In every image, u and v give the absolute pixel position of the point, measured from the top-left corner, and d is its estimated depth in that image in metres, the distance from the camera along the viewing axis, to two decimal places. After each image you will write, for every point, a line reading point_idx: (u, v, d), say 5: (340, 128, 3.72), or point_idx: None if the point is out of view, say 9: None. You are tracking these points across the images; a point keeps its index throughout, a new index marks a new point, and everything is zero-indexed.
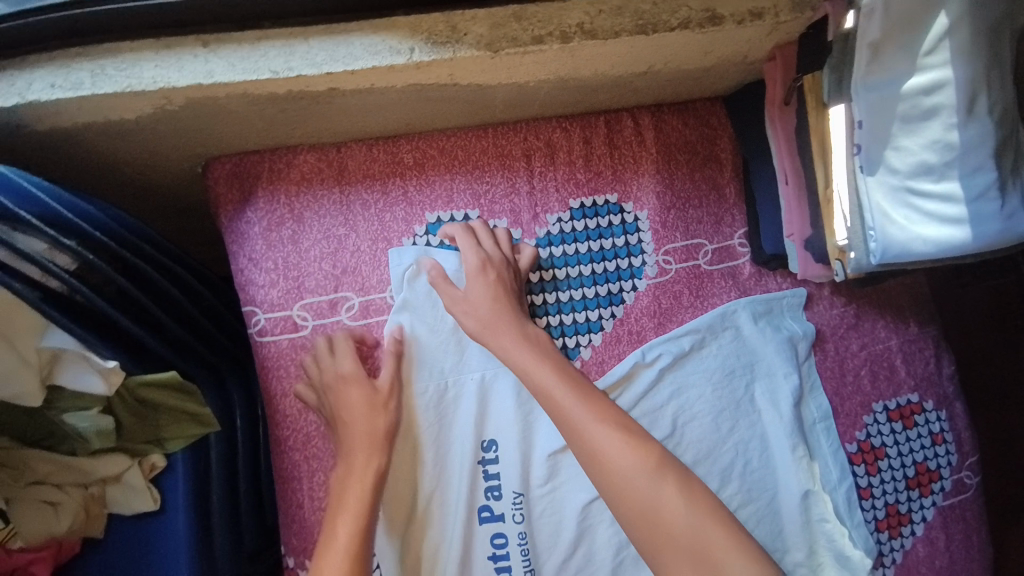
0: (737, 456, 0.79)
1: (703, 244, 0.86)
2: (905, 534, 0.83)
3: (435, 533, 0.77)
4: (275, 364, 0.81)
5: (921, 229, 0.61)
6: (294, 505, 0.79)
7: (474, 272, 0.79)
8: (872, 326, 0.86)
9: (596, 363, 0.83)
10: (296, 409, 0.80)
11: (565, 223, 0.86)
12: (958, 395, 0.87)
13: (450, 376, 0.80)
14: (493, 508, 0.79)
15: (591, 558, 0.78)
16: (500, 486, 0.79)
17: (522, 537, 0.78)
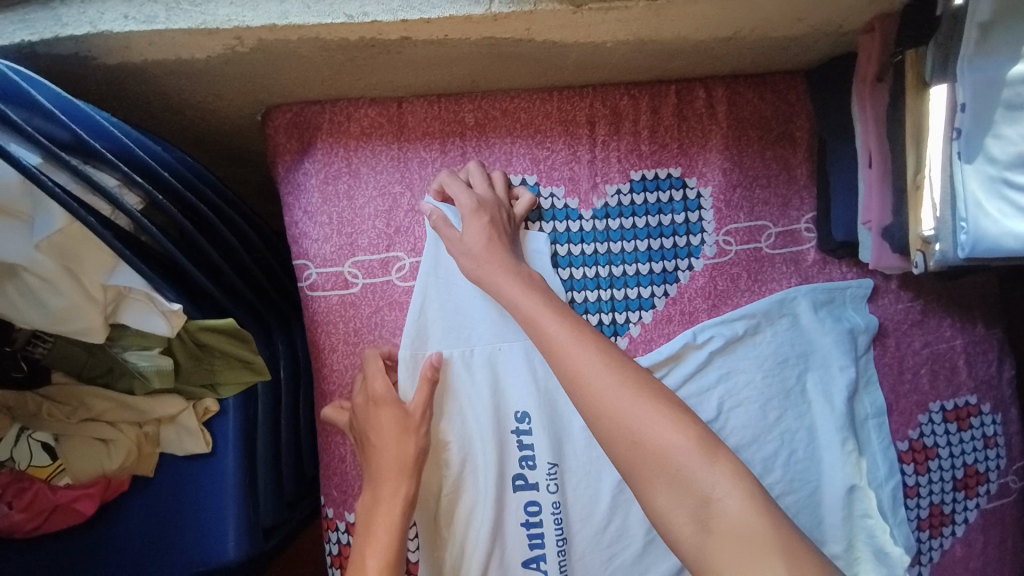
0: (782, 445, 0.78)
1: (767, 227, 0.83)
2: (945, 534, 0.81)
3: (469, 498, 0.77)
4: (323, 319, 0.80)
5: (1014, 224, 0.57)
6: (335, 459, 0.80)
7: (468, 212, 0.75)
8: (938, 324, 0.82)
9: (644, 341, 0.81)
10: (342, 365, 0.80)
11: (624, 196, 0.83)
12: (1015, 399, 0.83)
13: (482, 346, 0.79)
14: (527, 476, 0.78)
15: (624, 533, 0.78)
16: (534, 456, 0.79)
17: (556, 507, 0.78)
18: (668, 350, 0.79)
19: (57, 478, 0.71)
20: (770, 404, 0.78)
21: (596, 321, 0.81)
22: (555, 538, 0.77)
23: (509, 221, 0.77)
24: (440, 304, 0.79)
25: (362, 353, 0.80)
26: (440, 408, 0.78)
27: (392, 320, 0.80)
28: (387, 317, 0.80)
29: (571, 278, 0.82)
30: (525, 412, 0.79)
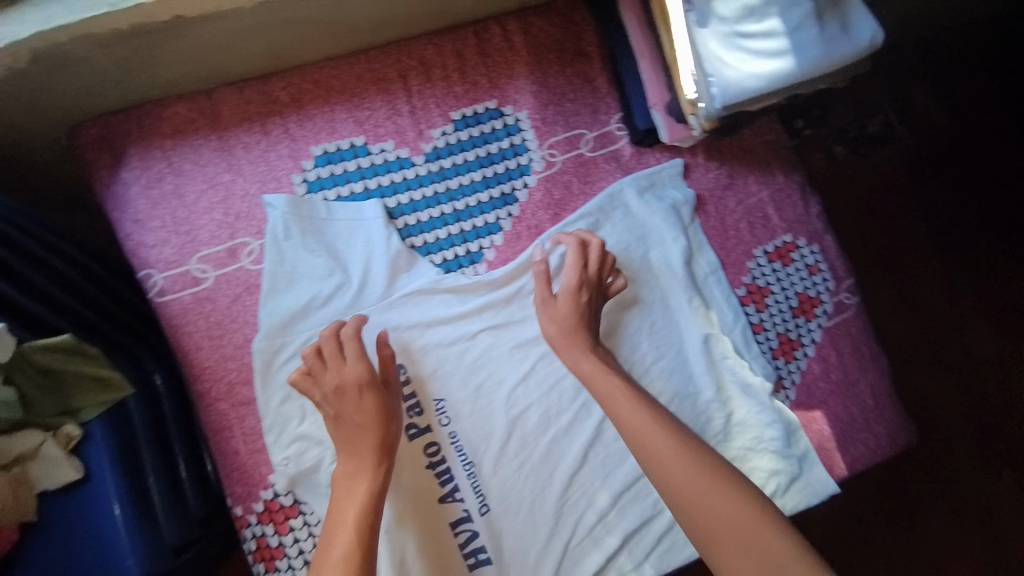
0: (643, 320, 0.87)
1: (584, 133, 0.91)
2: (799, 357, 0.93)
3: None
4: (183, 319, 0.80)
5: (754, 66, 0.67)
6: (230, 454, 0.79)
7: (571, 290, 0.81)
8: (744, 183, 0.94)
9: (502, 261, 0.88)
10: (213, 359, 0.80)
11: (450, 136, 0.88)
12: (827, 229, 0.96)
13: (332, 321, 0.81)
14: (420, 423, 0.82)
15: (526, 443, 0.84)
16: (420, 403, 0.83)
17: (454, 437, 0.83)
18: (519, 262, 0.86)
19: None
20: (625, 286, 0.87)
21: (451, 256, 0.87)
22: (461, 464, 0.82)
23: (598, 303, 0.83)
24: (292, 293, 0.80)
25: (230, 342, 0.80)
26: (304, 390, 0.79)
27: (254, 303, 0.81)
28: (248, 302, 0.81)
29: (418, 223, 0.86)
30: (403, 364, 0.82)
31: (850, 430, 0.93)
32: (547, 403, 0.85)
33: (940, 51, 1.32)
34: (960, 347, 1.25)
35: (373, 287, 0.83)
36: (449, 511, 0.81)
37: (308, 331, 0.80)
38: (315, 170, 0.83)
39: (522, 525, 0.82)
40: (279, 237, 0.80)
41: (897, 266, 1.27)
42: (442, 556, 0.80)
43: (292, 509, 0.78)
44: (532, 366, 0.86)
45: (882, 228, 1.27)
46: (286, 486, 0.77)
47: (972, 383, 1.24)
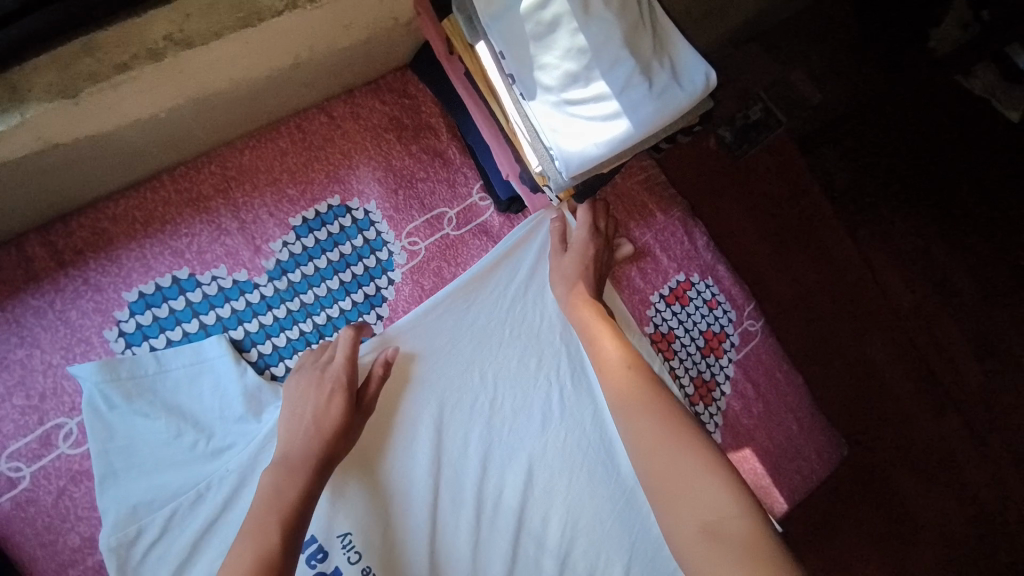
0: (551, 387, 0.81)
1: (445, 212, 0.82)
2: (717, 398, 0.88)
3: None
4: (7, 532, 0.64)
5: (591, 135, 0.62)
6: None
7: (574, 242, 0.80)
8: (626, 229, 0.89)
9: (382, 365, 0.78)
10: (53, 569, 0.65)
11: (293, 245, 0.76)
12: (718, 259, 0.93)
13: (194, 485, 0.67)
14: (324, 569, 0.70)
15: (448, 554, 0.75)
16: (322, 545, 0.71)
17: (368, 572, 0.72)
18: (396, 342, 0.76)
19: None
20: (527, 354, 0.81)
21: None
22: None
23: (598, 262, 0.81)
24: (133, 471, 0.66)
25: (66, 545, 0.65)
26: None
27: (85, 493, 0.66)
28: (77, 493, 0.66)
29: (276, 349, 0.73)
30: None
31: (783, 459, 0.89)
32: (465, 508, 0.76)
33: (811, 25, 1.23)
34: (880, 329, 1.22)
35: (235, 429, 0.69)
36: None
37: (167, 507, 0.65)
38: (132, 318, 0.70)
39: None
40: (100, 408, 0.66)
41: (810, 256, 1.20)
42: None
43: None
44: (439, 465, 0.76)
45: (784, 215, 1.19)
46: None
47: (898, 363, 1.21)
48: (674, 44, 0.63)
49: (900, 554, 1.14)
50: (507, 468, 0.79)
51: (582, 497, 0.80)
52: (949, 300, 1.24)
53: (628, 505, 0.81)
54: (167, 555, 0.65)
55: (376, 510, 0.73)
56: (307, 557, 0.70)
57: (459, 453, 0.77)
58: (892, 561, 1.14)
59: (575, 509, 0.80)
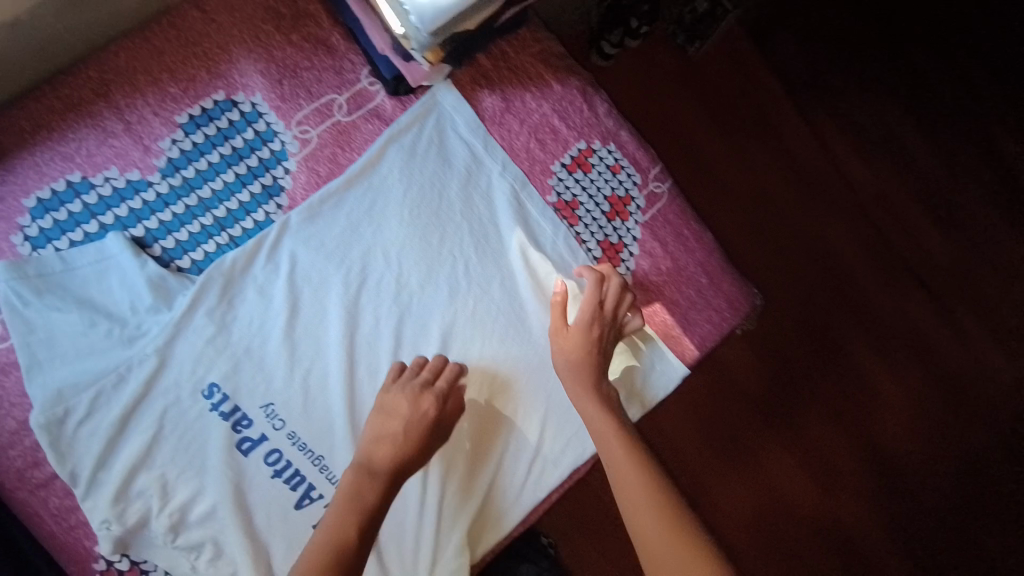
0: (456, 259, 0.85)
1: (335, 99, 0.82)
2: (626, 259, 0.92)
3: (220, 487, 0.73)
4: None
5: None
6: (48, 537, 0.71)
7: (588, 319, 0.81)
8: (523, 102, 0.89)
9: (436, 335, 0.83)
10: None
11: (182, 143, 0.77)
12: (620, 124, 0.93)
13: (116, 368, 0.71)
14: (252, 434, 0.75)
15: None
16: (247, 414, 0.75)
17: (293, 436, 0.77)
18: (296, 224, 0.79)
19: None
20: (427, 232, 0.84)
21: None
22: (309, 460, 0.77)
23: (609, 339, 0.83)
24: (54, 360, 0.70)
25: (3, 428, 0.70)
26: (114, 449, 0.71)
27: (14, 383, 0.71)
28: (6, 384, 0.71)
29: (179, 244, 0.76)
30: (215, 383, 0.74)
31: (691, 311, 0.94)
32: (381, 376, 0.81)
33: None
34: (822, 210, 1.37)
35: (148, 317, 0.73)
36: (311, 514, 0.77)
37: (90, 387, 0.70)
38: (33, 224, 0.73)
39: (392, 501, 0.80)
40: (14, 305, 0.70)
41: (757, 141, 1.36)
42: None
43: (131, 570, 0.73)
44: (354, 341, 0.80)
45: (732, 103, 1.35)
46: (114, 550, 0.70)
47: (847, 243, 1.37)
48: None
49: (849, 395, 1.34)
50: (422, 341, 0.83)
51: (497, 358, 0.85)
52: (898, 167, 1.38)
53: (544, 362, 0.87)
54: (98, 430, 0.70)
55: (297, 385, 0.78)
56: (233, 424, 0.74)
57: (371, 326, 0.81)
58: (838, 419, 1.34)
59: (491, 369, 0.85)
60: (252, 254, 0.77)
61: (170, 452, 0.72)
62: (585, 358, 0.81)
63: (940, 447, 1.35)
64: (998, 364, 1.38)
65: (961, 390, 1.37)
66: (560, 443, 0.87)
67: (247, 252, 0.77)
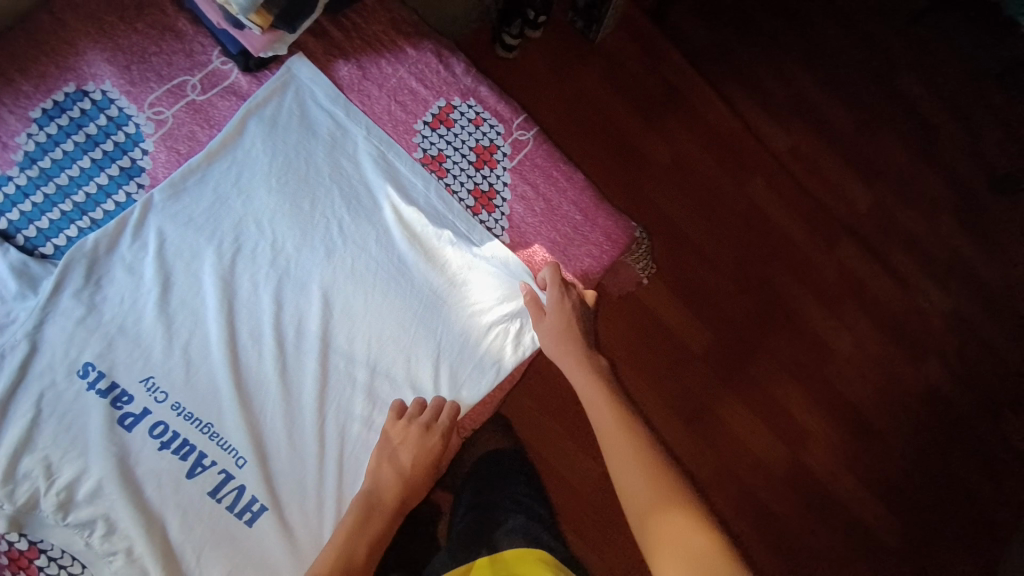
0: (329, 221, 0.88)
1: (187, 80, 0.86)
2: (499, 205, 0.97)
3: (103, 462, 0.73)
4: None
5: None
6: None
7: (557, 304, 0.90)
8: (378, 68, 0.94)
9: (409, 359, 0.88)
10: None
11: (36, 135, 0.79)
12: (478, 79, 0.98)
13: None
14: (134, 409, 0.76)
15: (261, 380, 0.82)
16: (127, 389, 0.76)
17: (178, 407, 0.78)
18: (160, 202, 0.82)
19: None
20: (296, 196, 0.87)
21: None
22: (195, 429, 0.78)
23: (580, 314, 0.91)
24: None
25: None
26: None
27: None
28: None
29: (41, 232, 0.79)
30: (90, 362, 0.75)
31: (570, 247, 0.98)
32: (264, 340, 0.83)
33: None
34: (729, 169, 1.50)
35: (15, 304, 0.75)
36: (204, 481, 0.78)
37: None
38: None
39: (287, 460, 0.82)
40: None
41: (673, 113, 1.51)
42: (214, 526, 0.77)
43: (31, 550, 0.73)
44: (234, 308, 0.82)
45: (651, 82, 1.51)
46: (9, 528, 0.70)
47: (768, 194, 1.51)
48: None
49: (786, 330, 1.46)
50: (304, 304, 0.85)
51: (381, 311, 0.88)
52: (814, 123, 1.57)
53: (428, 308, 0.90)
54: None
55: (179, 356, 0.79)
56: (113, 400, 0.75)
57: (248, 292, 0.83)
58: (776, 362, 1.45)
59: (377, 322, 0.88)
60: (116, 236, 0.80)
61: (51, 434, 0.72)
62: (558, 340, 0.89)
63: (874, 365, 1.49)
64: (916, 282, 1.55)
65: (889, 313, 1.52)
66: (459, 386, 0.90)
67: (111, 233, 0.79)
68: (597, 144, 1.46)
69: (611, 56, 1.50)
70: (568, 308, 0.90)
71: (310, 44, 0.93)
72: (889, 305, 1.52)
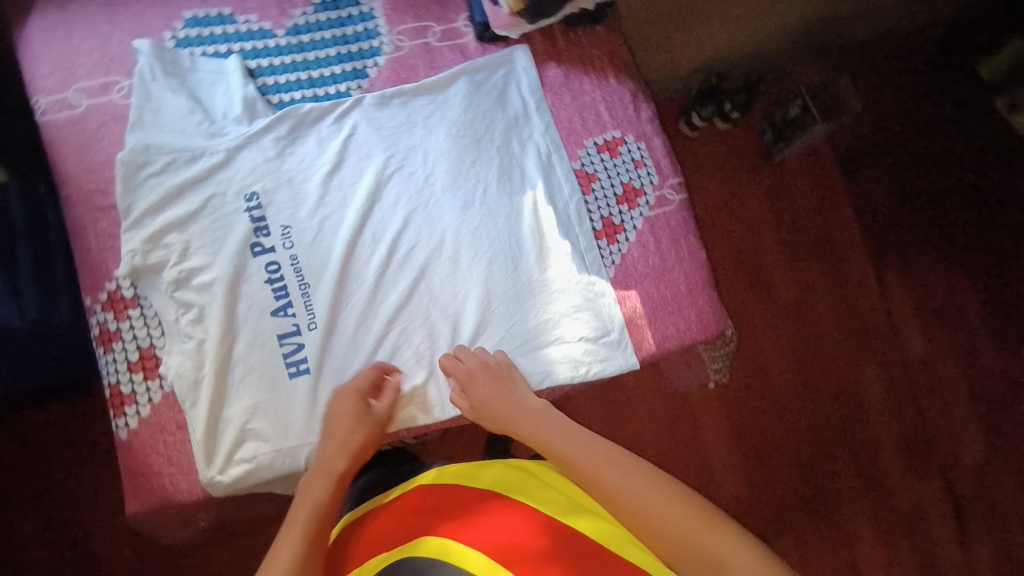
0: (479, 181, 0.99)
1: (432, 26, 1.04)
2: (620, 241, 1.04)
3: (222, 265, 0.88)
4: (59, 135, 0.92)
5: None
6: (83, 249, 0.90)
7: (466, 379, 0.90)
8: (579, 84, 1.07)
9: (481, 326, 0.96)
10: (81, 169, 0.91)
11: (308, 15, 1.01)
12: (656, 132, 1.08)
13: (189, 148, 0.90)
14: (264, 243, 0.91)
15: (359, 274, 0.94)
16: (268, 226, 0.91)
17: (294, 260, 0.92)
18: (369, 104, 0.98)
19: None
20: (464, 150, 0.99)
21: None
22: (297, 285, 0.91)
23: (498, 372, 0.90)
24: (158, 124, 0.91)
25: (94, 157, 0.91)
26: (166, 204, 0.89)
27: (118, 130, 0.92)
28: (113, 128, 0.92)
29: (276, 84, 0.98)
30: (256, 192, 0.92)
31: (661, 309, 1.02)
32: (381, 245, 0.95)
33: None
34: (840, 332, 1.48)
35: (231, 124, 0.93)
36: (280, 325, 0.90)
37: (171, 152, 0.89)
38: (184, 30, 0.97)
39: (345, 346, 0.92)
40: (146, 76, 0.92)
41: (814, 259, 1.50)
42: (268, 364, 0.89)
43: (131, 301, 0.89)
44: (371, 208, 0.95)
45: (810, 223, 1.52)
46: (127, 274, 0.87)
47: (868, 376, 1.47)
48: None
49: (825, 514, 1.39)
50: (424, 237, 0.97)
51: (479, 273, 0.97)
52: (956, 343, 1.49)
53: (518, 293, 0.98)
54: (162, 185, 0.88)
55: (316, 221, 0.93)
56: (256, 228, 0.91)
57: (389, 202, 0.96)
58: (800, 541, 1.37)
59: (472, 280, 0.96)
60: (324, 112, 0.96)
61: (203, 226, 0.89)
62: (482, 402, 0.88)
63: None
64: (986, 549, 1.40)
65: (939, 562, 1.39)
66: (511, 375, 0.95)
67: (322, 109, 0.96)
68: (729, 250, 1.49)
69: (784, 177, 1.53)
70: (479, 372, 0.90)
71: (537, 41, 1.07)
72: (942, 558, 1.39)
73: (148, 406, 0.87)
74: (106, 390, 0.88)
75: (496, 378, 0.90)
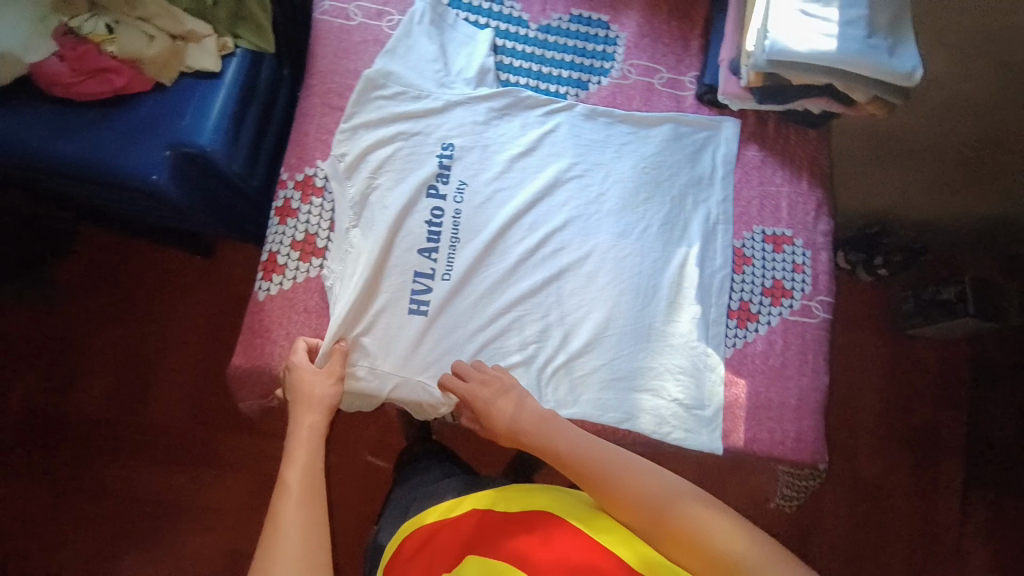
0: (644, 218, 1.03)
1: (662, 71, 1.10)
2: (750, 329, 1.03)
3: (397, 194, 0.98)
4: (326, 36, 1.05)
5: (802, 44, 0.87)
6: (300, 133, 1.02)
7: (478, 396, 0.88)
8: (772, 173, 1.09)
9: (581, 349, 0.98)
10: (329, 68, 1.04)
11: (563, 21, 1.11)
12: (826, 247, 1.07)
13: (419, 89, 1.01)
14: (440, 190, 0.99)
15: (505, 250, 1.00)
16: (449, 176, 1.00)
17: (457, 214, 0.99)
18: (579, 112, 1.05)
19: (107, 46, 0.94)
20: (642, 185, 1.04)
21: None
22: (450, 235, 0.99)
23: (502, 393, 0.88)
24: (405, 58, 1.02)
25: (344, 64, 1.04)
26: (380, 124, 0.99)
27: (373, 52, 1.05)
28: (370, 49, 1.05)
29: (510, 66, 1.08)
30: (454, 145, 1.01)
31: (762, 411, 0.99)
32: (534, 234, 1.01)
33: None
34: (904, 522, 1.40)
35: (461, 82, 1.04)
36: (419, 263, 0.97)
37: (403, 85, 1.01)
38: None
39: (464, 307, 0.97)
40: (414, 18, 1.04)
41: (909, 442, 1.44)
42: (395, 290, 0.96)
43: (318, 188, 1.00)
44: (537, 200, 1.01)
45: (921, 411, 1.46)
46: (326, 167, 0.98)
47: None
48: (906, 41, 0.88)
49: None
50: (573, 244, 1.01)
51: (608, 298, 1.00)
52: None
53: (634, 334, 0.99)
54: (386, 107, 1.00)
55: (489, 190, 1.01)
56: (440, 174, 0.99)
57: (560, 201, 1.02)
58: None
59: (597, 303, 1.00)
60: (539, 104, 1.05)
61: (400, 154, 0.99)
62: (500, 423, 0.86)
63: None
64: None
65: None
66: (593, 406, 0.96)
67: (538, 101, 1.05)
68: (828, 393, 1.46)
69: (914, 355, 1.50)
70: (483, 391, 0.89)
71: (749, 120, 1.10)
72: None
73: (290, 282, 0.97)
74: (264, 254, 0.99)
75: (499, 403, 0.88)
